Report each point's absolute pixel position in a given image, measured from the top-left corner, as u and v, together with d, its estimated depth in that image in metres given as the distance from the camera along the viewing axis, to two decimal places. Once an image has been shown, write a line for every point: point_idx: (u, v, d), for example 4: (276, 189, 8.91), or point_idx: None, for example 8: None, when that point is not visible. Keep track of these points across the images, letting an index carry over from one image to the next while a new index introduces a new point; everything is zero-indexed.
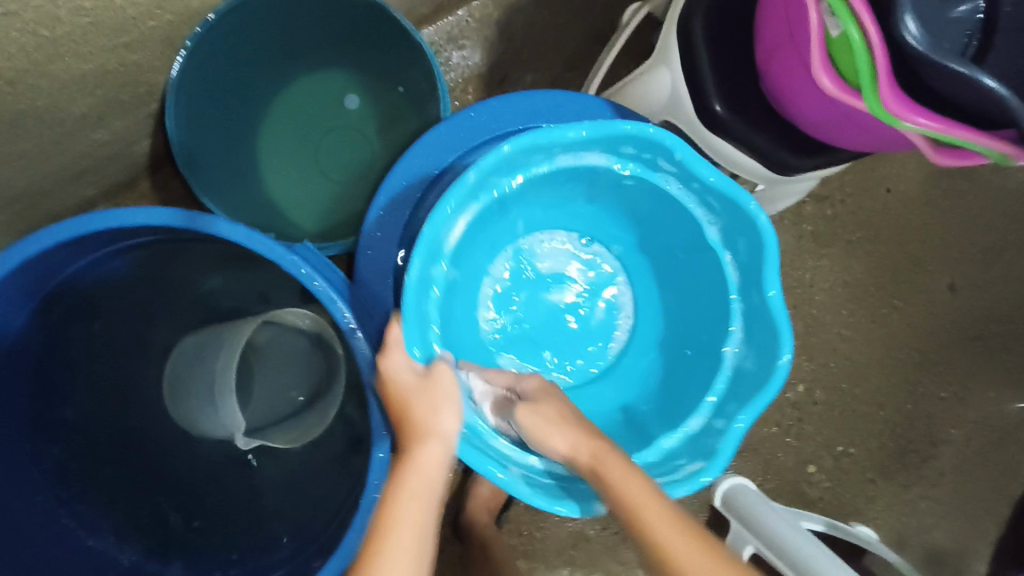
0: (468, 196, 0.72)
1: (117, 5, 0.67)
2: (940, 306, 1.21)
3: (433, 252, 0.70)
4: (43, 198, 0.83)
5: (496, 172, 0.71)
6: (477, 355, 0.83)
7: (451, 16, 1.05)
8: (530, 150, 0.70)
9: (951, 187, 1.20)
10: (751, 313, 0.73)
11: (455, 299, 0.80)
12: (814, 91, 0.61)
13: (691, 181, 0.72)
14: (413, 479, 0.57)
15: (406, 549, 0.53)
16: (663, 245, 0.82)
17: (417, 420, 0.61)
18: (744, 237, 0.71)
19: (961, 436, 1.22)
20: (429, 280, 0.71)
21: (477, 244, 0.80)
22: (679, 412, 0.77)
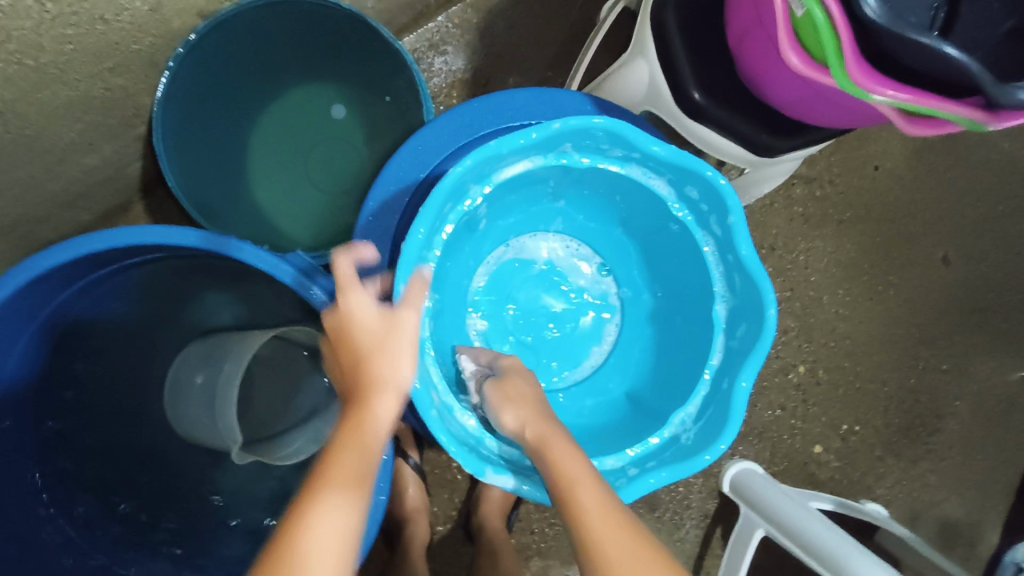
0: (540, 146, 0.71)
1: (99, 30, 0.68)
2: (937, 279, 1.22)
3: (485, 173, 0.71)
4: (39, 225, 0.84)
5: (573, 141, 0.71)
6: (458, 307, 0.85)
7: (431, 23, 1.06)
8: (613, 136, 0.69)
9: (940, 161, 1.20)
10: (714, 400, 0.72)
11: (463, 241, 0.81)
12: (785, 72, 0.62)
13: (729, 252, 0.72)
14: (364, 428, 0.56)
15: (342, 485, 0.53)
16: (670, 299, 0.83)
17: (373, 371, 0.59)
18: (747, 321, 0.71)
19: (966, 408, 1.22)
20: (458, 199, 0.72)
21: (513, 203, 0.81)
22: (604, 448, 0.75)
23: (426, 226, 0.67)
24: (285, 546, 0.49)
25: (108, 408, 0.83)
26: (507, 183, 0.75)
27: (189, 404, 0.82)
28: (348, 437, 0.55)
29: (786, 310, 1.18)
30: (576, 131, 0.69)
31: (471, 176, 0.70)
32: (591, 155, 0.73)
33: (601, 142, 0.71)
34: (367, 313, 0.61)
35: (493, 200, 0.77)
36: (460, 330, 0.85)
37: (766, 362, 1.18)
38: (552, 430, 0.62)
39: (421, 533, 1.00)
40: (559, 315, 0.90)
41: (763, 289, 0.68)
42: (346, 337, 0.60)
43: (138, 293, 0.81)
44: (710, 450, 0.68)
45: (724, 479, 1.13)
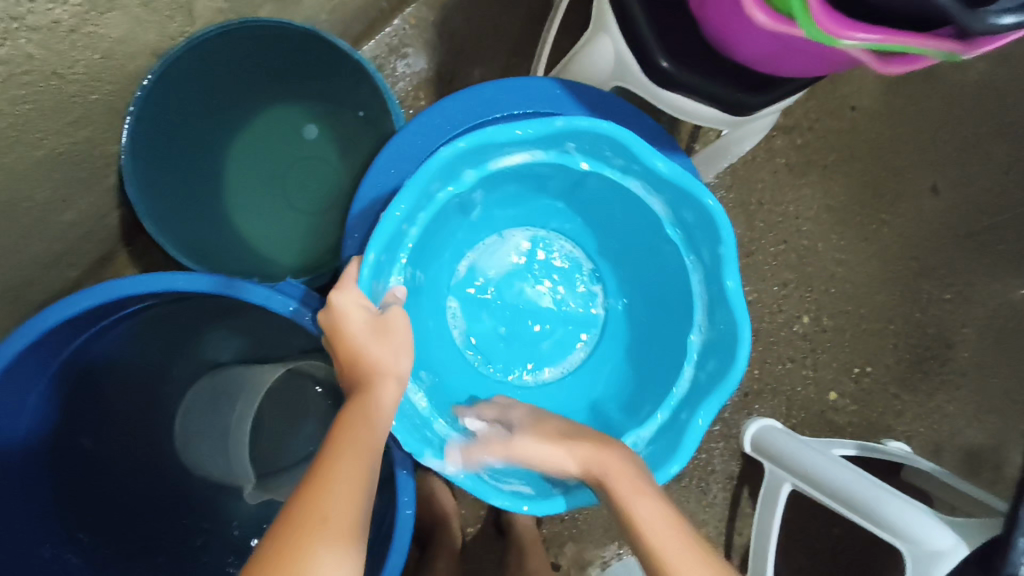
0: (542, 141, 0.70)
1: (54, 85, 0.66)
2: (928, 210, 1.21)
3: (480, 156, 0.71)
4: (27, 289, 0.83)
5: (579, 143, 0.70)
6: (439, 285, 0.85)
7: (388, 27, 1.05)
8: (616, 145, 0.69)
9: (917, 92, 1.20)
10: (667, 434, 0.72)
11: (447, 227, 0.80)
12: (750, 29, 0.61)
13: (714, 284, 0.71)
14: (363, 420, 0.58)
15: (352, 470, 0.54)
16: (650, 318, 0.83)
17: (372, 361, 0.62)
18: (717, 358, 0.71)
19: (974, 333, 1.22)
20: (446, 180, 0.71)
21: (508, 190, 0.81)
22: None
23: (409, 201, 0.67)
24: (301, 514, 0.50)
25: (126, 462, 0.82)
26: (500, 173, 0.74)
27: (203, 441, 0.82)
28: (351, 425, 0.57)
29: (784, 263, 1.17)
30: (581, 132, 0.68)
31: (463, 160, 0.70)
32: (594, 161, 0.72)
33: (605, 151, 0.71)
34: (359, 316, 0.63)
35: (485, 186, 0.77)
36: (438, 313, 0.85)
37: (770, 317, 1.18)
38: (618, 466, 0.62)
39: (453, 537, 1.00)
40: (546, 310, 0.89)
41: (739, 332, 0.68)
42: (341, 342, 0.63)
43: (138, 344, 0.80)
44: (659, 475, 0.68)
45: (744, 439, 1.13)
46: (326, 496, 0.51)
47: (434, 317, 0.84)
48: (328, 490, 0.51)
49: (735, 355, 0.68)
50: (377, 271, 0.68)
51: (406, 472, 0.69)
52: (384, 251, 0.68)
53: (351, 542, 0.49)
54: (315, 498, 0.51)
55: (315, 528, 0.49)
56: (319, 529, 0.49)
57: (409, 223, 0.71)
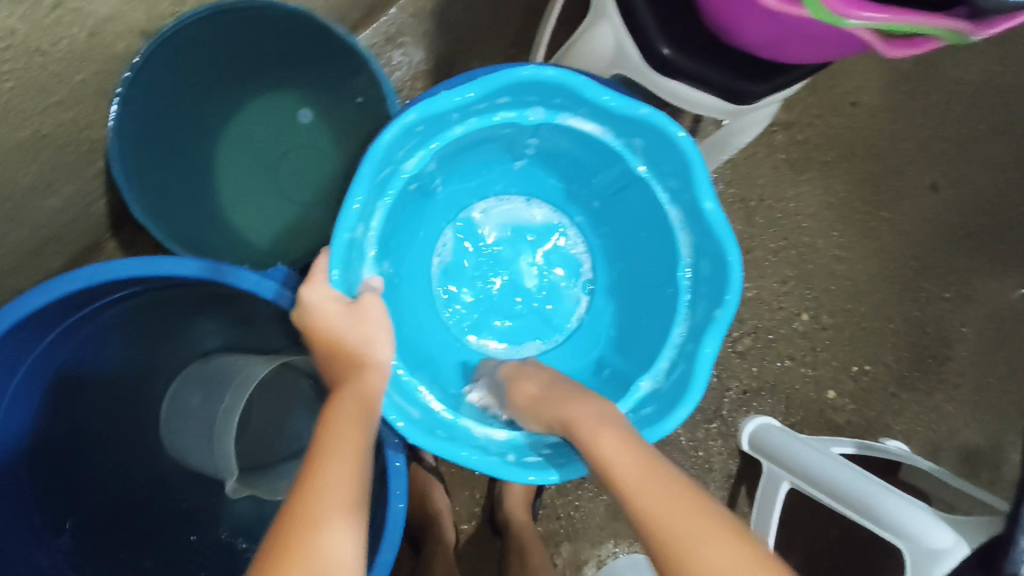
0: (619, 123, 0.69)
1: (38, 63, 0.64)
2: (928, 208, 1.20)
3: (561, 105, 0.70)
4: (11, 275, 0.82)
5: (648, 146, 0.70)
6: (449, 205, 0.85)
7: (385, 16, 1.03)
8: (671, 153, 0.68)
9: (918, 89, 1.19)
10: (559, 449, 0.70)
11: (480, 154, 0.79)
12: (755, 12, 0.59)
13: (692, 343, 0.69)
14: (350, 408, 0.58)
15: (347, 462, 0.54)
16: (616, 348, 0.80)
17: (354, 349, 0.63)
18: (657, 406, 0.69)
19: (974, 332, 1.21)
20: (516, 106, 0.70)
21: (559, 157, 0.80)
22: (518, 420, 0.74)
23: (479, 92, 0.65)
24: (293, 522, 0.48)
25: (111, 454, 0.80)
26: (563, 130, 0.73)
27: (186, 433, 0.79)
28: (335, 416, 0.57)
29: (784, 260, 1.16)
30: (653, 130, 0.67)
31: (538, 94, 0.69)
32: (650, 171, 0.72)
33: (664, 166, 0.70)
34: (330, 306, 0.63)
35: (544, 138, 0.76)
36: (431, 226, 0.84)
37: (770, 315, 1.16)
38: (584, 414, 0.62)
39: (446, 535, 0.98)
40: (525, 293, 0.87)
41: (692, 391, 0.66)
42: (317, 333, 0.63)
43: (120, 334, 0.78)
44: (537, 475, 0.65)
45: (743, 437, 1.12)
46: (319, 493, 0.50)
47: (426, 230, 0.83)
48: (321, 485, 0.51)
49: (670, 414, 0.66)
50: (403, 143, 0.67)
51: (399, 464, 0.68)
52: (426, 122, 0.66)
53: (347, 541, 0.48)
54: (307, 499, 0.50)
55: (309, 531, 0.48)
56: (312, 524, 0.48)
57: (462, 117, 0.70)
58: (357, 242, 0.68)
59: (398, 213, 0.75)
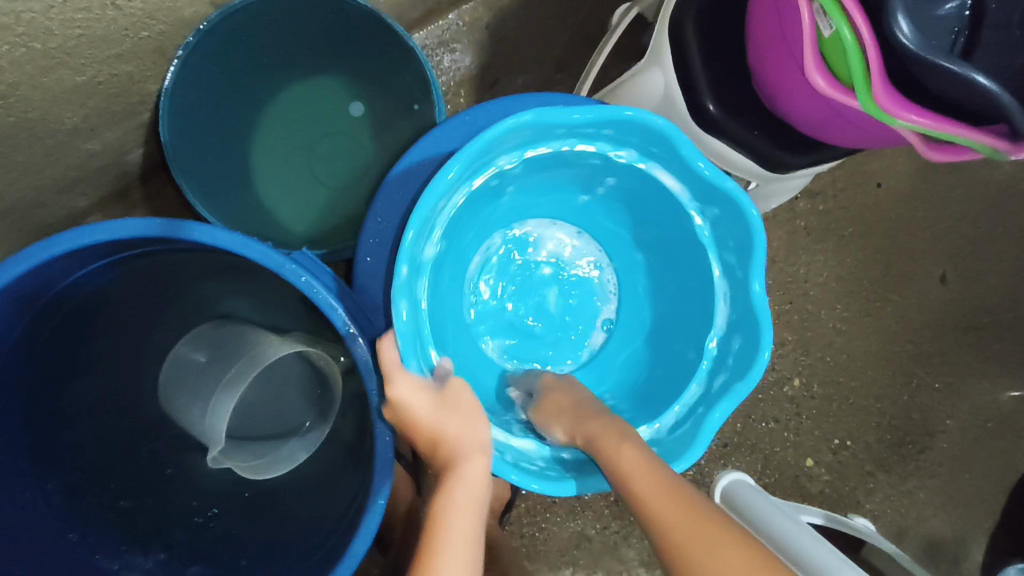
0: (701, 189, 0.70)
1: (108, 16, 0.66)
2: (933, 298, 1.22)
3: (656, 154, 0.71)
4: (37, 208, 0.83)
5: (719, 217, 0.71)
6: (507, 215, 0.85)
7: (442, 20, 1.05)
8: (736, 228, 0.69)
9: (942, 182, 1.21)
10: (539, 470, 0.70)
11: (552, 178, 0.79)
12: (805, 91, 0.61)
13: (704, 406, 0.72)
14: (459, 498, 0.59)
15: (464, 529, 0.56)
16: (628, 391, 0.82)
17: (453, 446, 0.64)
18: (656, 453, 0.72)
19: (956, 427, 1.23)
20: (614, 141, 0.71)
21: (626, 203, 0.81)
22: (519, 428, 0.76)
23: (593, 118, 0.66)
24: None
25: (102, 400, 0.81)
26: (644, 178, 0.74)
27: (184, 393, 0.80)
28: (445, 520, 0.57)
29: (785, 323, 1.18)
30: (726, 200, 0.68)
31: (640, 138, 0.69)
32: (711, 240, 0.73)
33: (726, 240, 0.71)
34: (418, 396, 0.64)
35: (620, 179, 0.76)
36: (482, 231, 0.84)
37: (762, 374, 1.18)
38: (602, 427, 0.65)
39: None
40: (549, 317, 0.89)
41: (693, 450, 0.69)
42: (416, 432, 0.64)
43: (130, 288, 0.78)
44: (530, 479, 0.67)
45: (715, 490, 1.13)
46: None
47: (479, 232, 0.83)
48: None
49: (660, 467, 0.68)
50: (498, 143, 0.67)
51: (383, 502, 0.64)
52: (530, 128, 0.67)
53: None
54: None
55: None
56: None
57: (566, 135, 0.70)
58: (431, 216, 0.68)
59: (466, 206, 0.75)
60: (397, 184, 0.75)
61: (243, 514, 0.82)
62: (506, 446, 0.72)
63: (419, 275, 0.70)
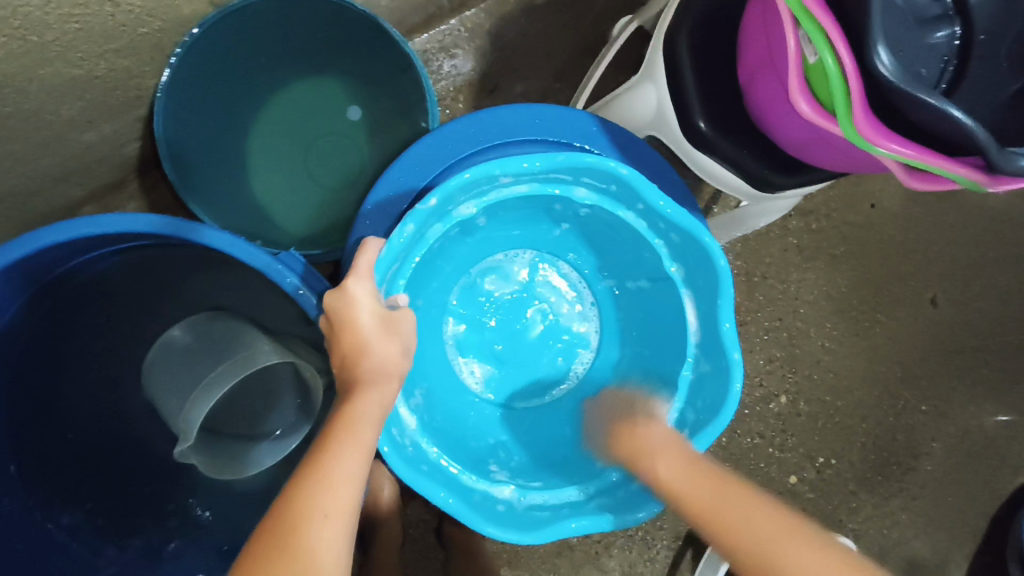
0: (708, 339, 0.72)
1: (106, 11, 0.67)
2: (923, 320, 1.23)
3: (697, 287, 0.72)
4: (32, 198, 0.83)
5: (706, 377, 0.72)
6: (555, 244, 0.87)
7: (444, 25, 1.06)
8: (715, 395, 0.70)
9: (936, 205, 1.22)
10: (413, 455, 0.71)
11: (601, 240, 0.82)
12: (791, 113, 0.62)
13: (569, 511, 0.72)
14: (371, 411, 0.60)
15: (360, 448, 0.58)
16: (524, 450, 0.82)
17: (375, 364, 0.63)
18: (503, 511, 0.72)
19: (941, 449, 1.23)
20: (674, 251, 0.73)
21: (643, 305, 0.83)
22: (462, 458, 0.77)
23: (672, 214, 0.68)
24: (295, 507, 0.53)
25: (86, 391, 0.81)
26: (673, 295, 0.75)
27: (164, 383, 0.79)
28: (350, 425, 0.58)
29: (774, 340, 1.18)
30: (717, 340, 0.69)
31: (693, 263, 0.71)
32: (685, 388, 0.74)
33: (697, 400, 0.73)
34: (367, 305, 0.64)
35: (650, 282, 0.79)
36: (523, 237, 0.86)
37: (749, 390, 1.19)
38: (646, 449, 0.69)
39: (395, 533, 0.99)
40: (511, 357, 0.88)
41: (532, 535, 0.68)
42: (347, 332, 0.63)
43: (114, 284, 0.79)
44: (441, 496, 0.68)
45: None
46: (323, 494, 0.54)
47: (521, 236, 0.86)
48: (327, 490, 0.54)
49: (514, 529, 0.68)
50: (580, 172, 0.70)
51: None
52: (616, 185, 0.70)
53: (340, 534, 0.53)
54: (307, 496, 0.53)
55: (306, 527, 0.52)
56: (314, 523, 0.52)
57: (639, 213, 0.72)
58: (489, 182, 0.70)
59: (528, 201, 0.76)
60: (445, 134, 0.77)
61: (225, 512, 0.83)
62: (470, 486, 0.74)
63: (443, 222, 0.72)
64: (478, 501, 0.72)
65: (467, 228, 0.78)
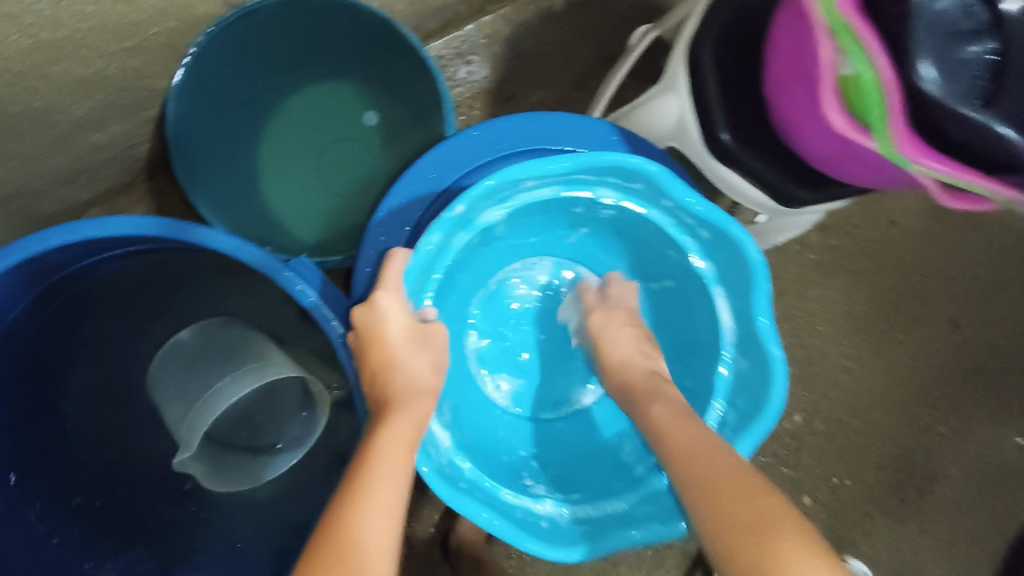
0: (744, 337, 0.70)
1: (119, 9, 0.66)
2: (943, 340, 1.20)
3: (730, 283, 0.71)
4: (39, 198, 0.82)
5: (746, 374, 0.70)
6: (574, 245, 0.84)
7: (460, 31, 1.05)
8: (756, 390, 0.68)
9: (957, 223, 1.19)
10: (450, 474, 0.69)
11: (626, 240, 0.80)
12: (820, 127, 0.60)
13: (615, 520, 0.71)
14: (403, 436, 0.58)
15: (393, 475, 0.55)
16: (560, 462, 0.80)
17: (401, 383, 0.62)
18: (548, 528, 0.70)
19: (960, 472, 1.20)
20: (705, 248, 0.71)
21: (672, 304, 0.80)
22: (498, 474, 0.74)
23: (705, 212, 0.66)
24: (332, 543, 0.50)
25: (89, 394, 0.79)
26: (706, 294, 0.73)
27: (167, 387, 0.77)
28: (381, 451, 0.56)
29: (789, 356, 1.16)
30: (757, 339, 0.67)
31: (726, 258, 0.70)
32: (723, 387, 0.72)
33: (738, 399, 0.70)
34: (398, 321, 0.64)
35: (680, 282, 0.77)
36: (544, 240, 0.83)
37: None
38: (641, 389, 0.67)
39: None
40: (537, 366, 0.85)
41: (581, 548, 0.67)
42: (376, 348, 0.63)
43: (118, 288, 0.77)
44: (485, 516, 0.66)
45: None
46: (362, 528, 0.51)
47: (539, 242, 0.84)
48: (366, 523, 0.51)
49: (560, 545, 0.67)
50: (601, 173, 0.69)
51: None
52: (642, 183, 0.69)
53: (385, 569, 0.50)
54: (345, 529, 0.50)
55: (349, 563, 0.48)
56: (356, 558, 0.49)
57: (667, 209, 0.71)
58: (513, 188, 0.69)
59: (548, 203, 0.74)
60: (462, 140, 0.75)
61: (226, 522, 0.81)
62: (510, 503, 0.72)
63: (466, 231, 0.72)
64: (521, 519, 0.70)
65: (486, 236, 0.76)
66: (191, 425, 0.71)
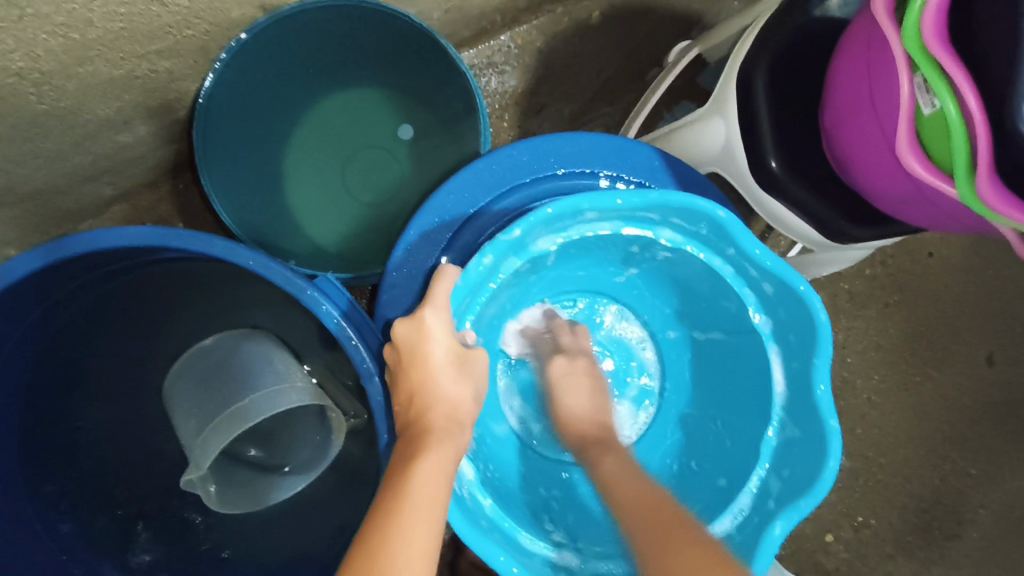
0: (797, 400, 0.66)
1: (152, 11, 0.64)
2: (977, 378, 1.16)
3: (788, 344, 0.67)
4: (60, 196, 0.80)
5: (795, 441, 0.66)
6: (620, 284, 0.82)
7: (494, 40, 1.02)
8: (805, 462, 0.64)
9: (997, 259, 1.15)
10: (473, 510, 0.65)
11: (673, 285, 0.77)
12: (888, 167, 0.57)
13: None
14: (441, 468, 0.55)
15: (429, 512, 0.52)
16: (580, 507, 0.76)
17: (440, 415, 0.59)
18: None
19: (989, 517, 1.15)
20: (765, 302, 0.67)
21: (718, 356, 0.77)
22: (520, 515, 0.71)
23: (772, 266, 0.63)
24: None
25: (100, 401, 0.77)
26: (759, 351, 0.69)
27: (181, 402, 0.75)
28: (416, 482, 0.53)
29: None
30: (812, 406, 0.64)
31: (788, 317, 0.66)
32: (768, 451, 0.68)
33: (785, 467, 0.66)
34: (441, 344, 0.61)
35: (727, 334, 0.74)
36: (591, 276, 0.81)
37: None
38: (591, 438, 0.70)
39: None
40: None
41: None
42: (417, 367, 0.60)
43: (134, 298, 0.75)
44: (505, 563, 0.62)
45: None
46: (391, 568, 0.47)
47: (584, 276, 0.81)
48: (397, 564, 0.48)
49: None
50: (666, 214, 0.65)
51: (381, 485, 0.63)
52: (709, 229, 0.65)
53: None
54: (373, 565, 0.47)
55: None
56: None
57: (728, 258, 0.67)
58: (573, 217, 0.65)
59: (602, 240, 0.71)
60: (500, 159, 0.72)
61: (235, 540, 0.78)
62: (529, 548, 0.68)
63: (519, 255, 0.67)
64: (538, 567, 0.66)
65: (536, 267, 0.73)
66: (207, 440, 0.69)
